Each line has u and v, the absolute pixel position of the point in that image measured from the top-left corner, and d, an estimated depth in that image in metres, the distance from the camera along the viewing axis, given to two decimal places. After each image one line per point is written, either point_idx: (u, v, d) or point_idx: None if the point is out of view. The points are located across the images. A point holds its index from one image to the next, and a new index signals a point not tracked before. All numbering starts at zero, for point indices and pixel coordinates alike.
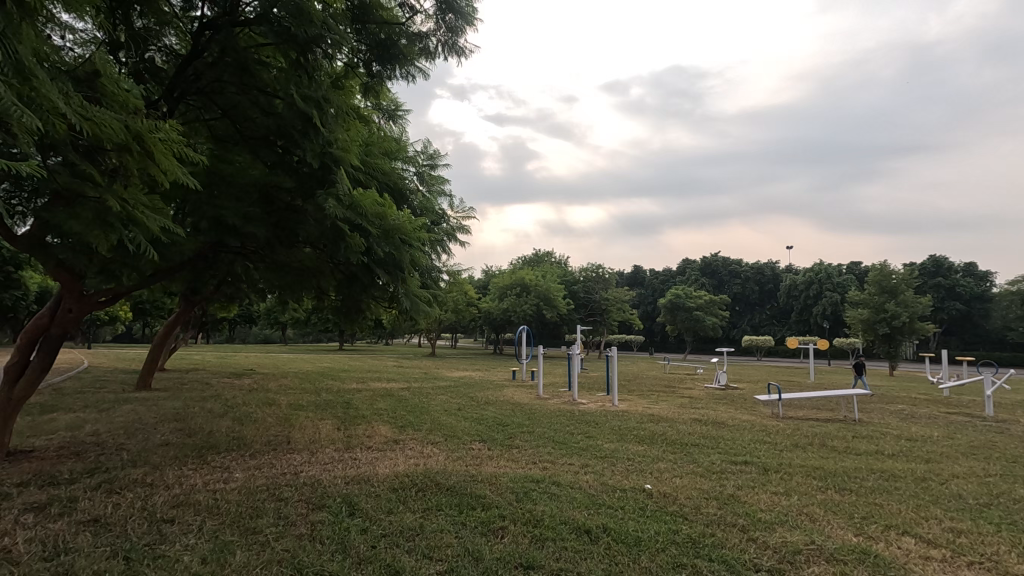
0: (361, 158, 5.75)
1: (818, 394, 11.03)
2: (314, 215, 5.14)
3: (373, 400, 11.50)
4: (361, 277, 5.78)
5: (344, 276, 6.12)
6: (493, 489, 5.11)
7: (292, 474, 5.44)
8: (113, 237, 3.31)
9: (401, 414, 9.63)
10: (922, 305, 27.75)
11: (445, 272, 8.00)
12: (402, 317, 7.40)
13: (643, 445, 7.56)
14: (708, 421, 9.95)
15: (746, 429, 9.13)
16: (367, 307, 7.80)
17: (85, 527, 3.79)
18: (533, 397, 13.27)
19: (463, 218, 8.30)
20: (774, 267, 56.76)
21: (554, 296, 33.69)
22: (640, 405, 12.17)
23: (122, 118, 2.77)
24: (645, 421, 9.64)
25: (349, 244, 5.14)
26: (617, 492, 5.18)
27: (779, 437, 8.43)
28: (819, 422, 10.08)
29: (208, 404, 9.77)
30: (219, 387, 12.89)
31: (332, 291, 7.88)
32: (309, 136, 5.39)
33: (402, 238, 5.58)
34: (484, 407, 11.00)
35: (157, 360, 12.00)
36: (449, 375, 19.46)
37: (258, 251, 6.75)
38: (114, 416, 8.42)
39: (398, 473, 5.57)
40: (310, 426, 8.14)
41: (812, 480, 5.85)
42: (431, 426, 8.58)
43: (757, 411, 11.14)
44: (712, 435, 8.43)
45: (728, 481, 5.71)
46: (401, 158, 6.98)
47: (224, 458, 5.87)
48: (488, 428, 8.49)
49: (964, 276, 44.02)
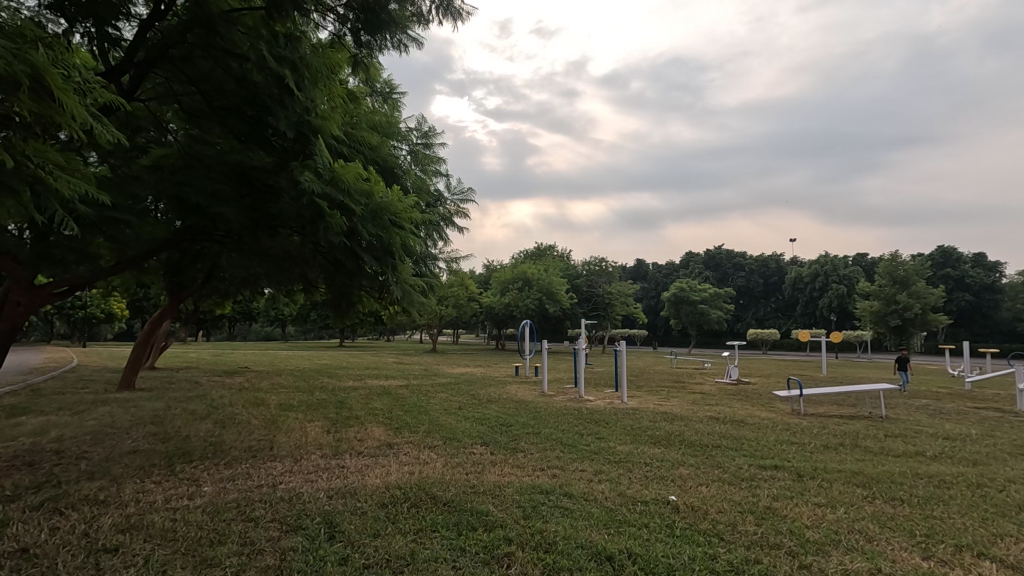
0: (344, 130, 5.09)
1: (840, 390, 10.40)
2: (290, 192, 4.50)
3: (369, 399, 10.88)
4: (347, 265, 5.13)
5: (329, 264, 5.47)
6: (498, 504, 4.46)
7: (270, 487, 4.79)
8: (20, 207, 2.66)
9: (397, 414, 9.01)
10: (936, 296, 27.01)
11: (444, 260, 7.35)
12: (395, 309, 6.75)
13: (660, 447, 6.92)
14: (725, 419, 9.32)
15: (768, 428, 8.52)
16: (358, 300, 7.16)
17: (6, 561, 3.18)
18: (538, 394, 12.64)
19: (463, 201, 7.64)
20: (779, 260, 55.96)
21: (556, 290, 32.98)
22: (650, 401, 11.54)
23: (8, 45, 2.12)
24: (659, 420, 9.02)
25: (329, 224, 4.47)
26: (638, 506, 4.55)
27: (807, 437, 7.78)
28: (843, 419, 9.44)
29: (191, 405, 9.15)
30: (208, 386, 12.28)
31: (319, 282, 7.24)
32: (283, 104, 4.73)
33: (390, 218, 4.93)
34: (486, 405, 10.38)
35: (142, 358, 11.40)
36: (449, 371, 18.82)
37: (236, 237, 6.11)
38: (87, 420, 7.78)
39: (389, 485, 4.94)
40: (298, 428, 7.52)
41: (856, 488, 5.22)
42: (429, 427, 7.97)
43: (777, 408, 10.49)
44: (734, 435, 7.80)
45: (761, 490, 5.09)
46: (392, 134, 6.32)
47: (196, 468, 5.25)
48: (490, 429, 7.86)
49: (974, 267, 43.26)
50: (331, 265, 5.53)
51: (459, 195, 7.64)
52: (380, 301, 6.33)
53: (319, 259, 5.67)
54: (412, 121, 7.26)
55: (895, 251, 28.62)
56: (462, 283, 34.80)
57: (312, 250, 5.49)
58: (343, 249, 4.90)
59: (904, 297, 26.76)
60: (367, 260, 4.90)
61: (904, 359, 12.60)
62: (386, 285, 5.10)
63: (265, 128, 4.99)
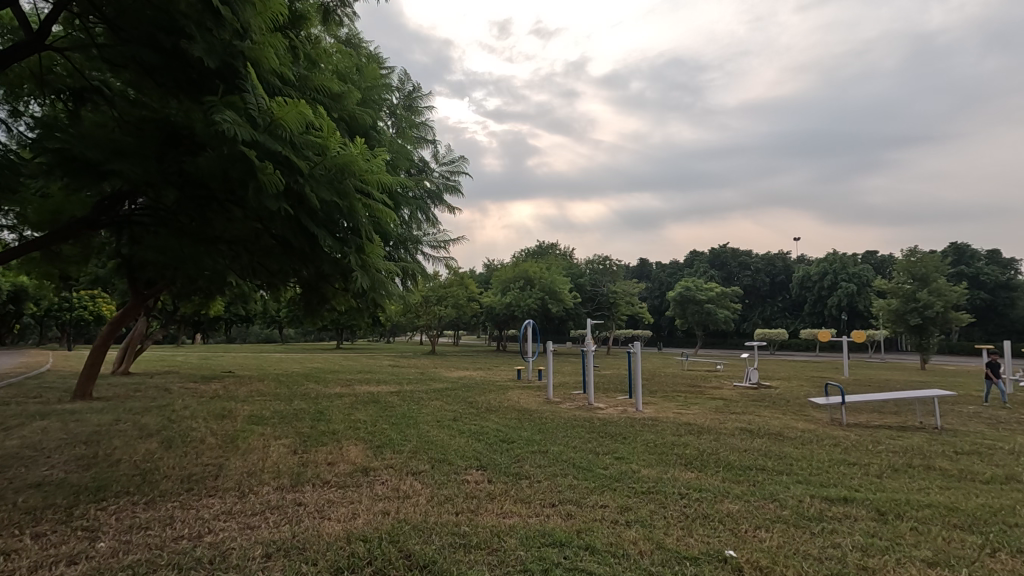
0: (289, 67, 3.85)
1: (886, 397, 9.20)
2: (209, 140, 3.28)
3: (352, 409, 9.67)
4: (296, 245, 3.91)
5: (280, 248, 4.26)
6: (495, 568, 3.27)
7: (190, 541, 3.57)
8: None
9: (381, 428, 7.80)
10: (957, 294, 25.73)
11: (429, 245, 6.15)
12: (368, 306, 5.51)
13: (695, 473, 5.69)
14: (760, 431, 8.11)
15: (813, 443, 7.30)
16: (330, 299, 5.96)
17: None
18: (542, 401, 11.44)
19: (454, 174, 6.42)
20: (786, 258, 54.65)
21: (559, 288, 31.75)
22: (669, 410, 10.34)
23: None
24: (684, 433, 7.81)
25: (262, 185, 3.24)
26: (688, 568, 3.37)
27: (864, 456, 6.56)
28: (895, 431, 8.22)
29: (144, 419, 7.91)
30: (178, 394, 11.08)
31: (281, 275, 6.00)
32: (203, 23, 3.45)
33: (353, 182, 3.71)
34: (484, 415, 9.15)
35: (101, 362, 10.25)
36: (445, 374, 17.59)
37: (169, 217, 4.89)
38: (11, 438, 6.58)
39: (351, 536, 3.71)
40: (260, 448, 6.30)
41: (963, 533, 4.02)
42: (415, 444, 6.76)
43: (813, 418, 9.26)
44: (777, 453, 6.56)
45: (840, 538, 3.90)
46: (364, 88, 5.10)
47: (103, 511, 4.01)
48: (488, 448, 6.63)
49: (987, 264, 42.06)
50: (282, 250, 4.33)
51: (447, 168, 6.43)
52: (348, 296, 5.10)
53: (268, 244, 4.45)
54: (392, 78, 6.01)
55: (912, 247, 27.38)
56: (462, 282, 33.62)
57: (254, 229, 4.27)
58: (290, 223, 3.69)
59: (925, 295, 25.50)
60: (322, 238, 3.67)
61: (991, 364, 11.03)
62: (353, 275, 3.89)
63: (185, 61, 3.69)
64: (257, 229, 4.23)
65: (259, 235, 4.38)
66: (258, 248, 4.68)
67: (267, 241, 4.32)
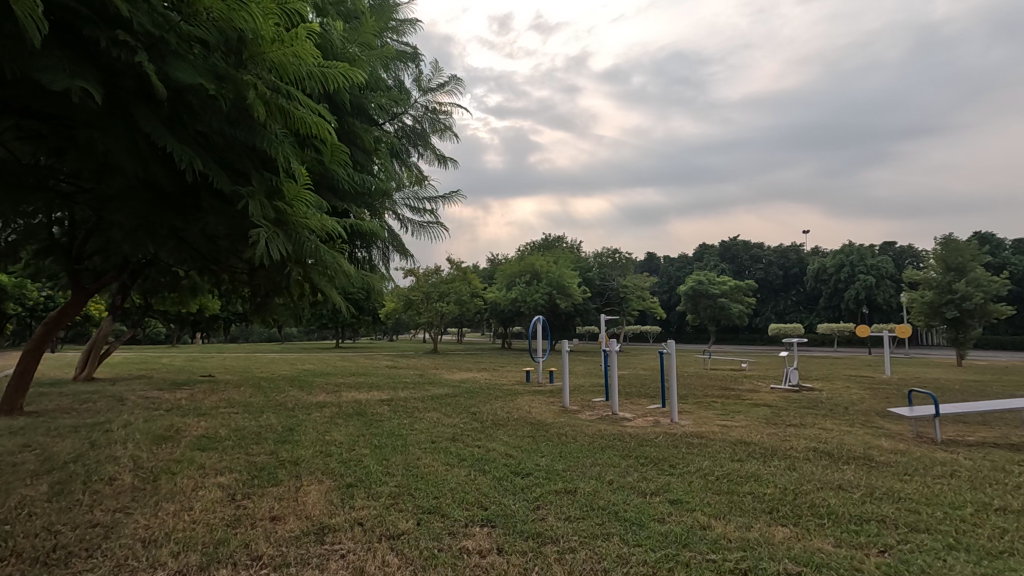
0: None
1: (984, 408, 7.50)
2: None
3: (331, 425, 8.00)
4: (150, 174, 2.25)
5: (140, 192, 2.59)
6: None
7: None
8: None
9: (360, 453, 6.12)
10: (998, 284, 23.84)
11: (400, 205, 4.58)
12: (314, 297, 3.82)
13: (795, 531, 3.97)
14: (839, 453, 6.41)
15: (919, 472, 5.60)
16: (268, 291, 4.31)
17: None
18: (557, 410, 9.79)
19: (441, 105, 4.75)
20: (800, 250, 52.68)
21: (567, 283, 30.12)
22: (712, 422, 8.64)
23: None
24: (747, 459, 6.12)
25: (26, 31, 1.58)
26: None
27: (1006, 494, 4.84)
28: (1011, 452, 6.49)
29: (60, 443, 6.27)
30: (131, 406, 9.45)
31: (199, 259, 4.31)
32: None
33: (252, 63, 2.05)
34: (490, 432, 7.47)
35: (33, 371, 8.63)
36: (447, 377, 15.94)
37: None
38: None
39: None
40: (186, 493, 4.58)
41: None
42: (396, 480, 5.07)
43: (893, 433, 7.57)
44: (890, 494, 4.83)
45: None
46: None
47: None
48: (497, 487, 4.92)
49: (1014, 254, 40.10)
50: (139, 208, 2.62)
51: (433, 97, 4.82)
52: (279, 282, 3.39)
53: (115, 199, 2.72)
54: None
55: (947, 235, 25.46)
56: (464, 277, 31.96)
57: (96, 166, 2.60)
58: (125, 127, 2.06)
59: (962, 285, 23.66)
60: (188, 161, 2.00)
61: None
62: (255, 234, 2.15)
63: None
64: (93, 164, 2.55)
65: (106, 183, 2.69)
66: (116, 216, 2.97)
67: (115, 189, 2.63)
